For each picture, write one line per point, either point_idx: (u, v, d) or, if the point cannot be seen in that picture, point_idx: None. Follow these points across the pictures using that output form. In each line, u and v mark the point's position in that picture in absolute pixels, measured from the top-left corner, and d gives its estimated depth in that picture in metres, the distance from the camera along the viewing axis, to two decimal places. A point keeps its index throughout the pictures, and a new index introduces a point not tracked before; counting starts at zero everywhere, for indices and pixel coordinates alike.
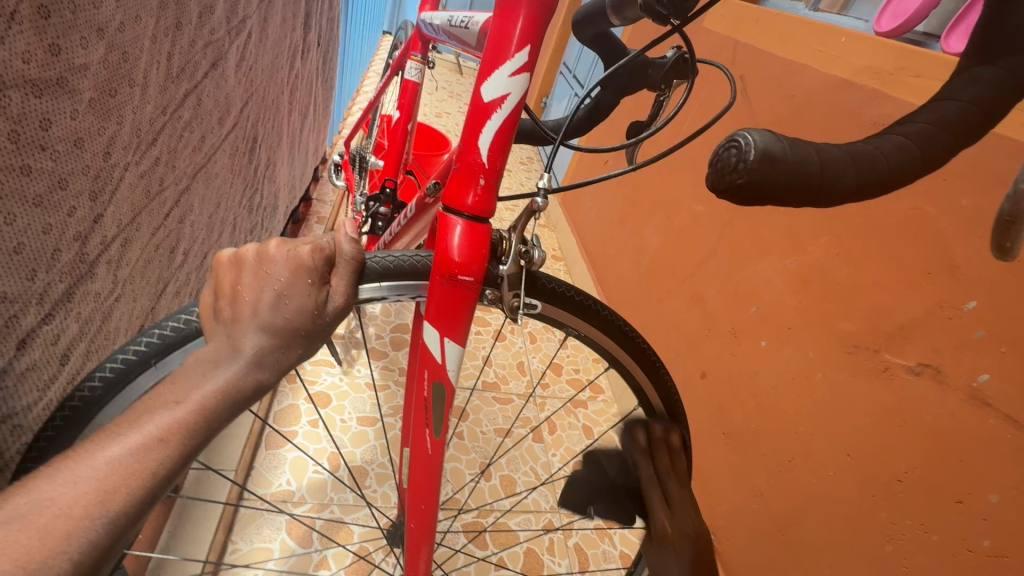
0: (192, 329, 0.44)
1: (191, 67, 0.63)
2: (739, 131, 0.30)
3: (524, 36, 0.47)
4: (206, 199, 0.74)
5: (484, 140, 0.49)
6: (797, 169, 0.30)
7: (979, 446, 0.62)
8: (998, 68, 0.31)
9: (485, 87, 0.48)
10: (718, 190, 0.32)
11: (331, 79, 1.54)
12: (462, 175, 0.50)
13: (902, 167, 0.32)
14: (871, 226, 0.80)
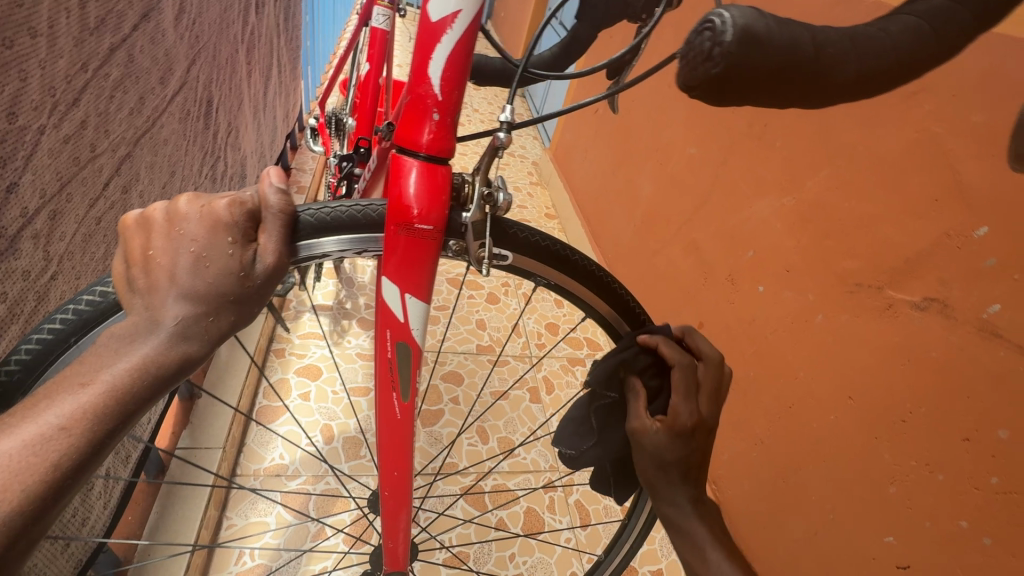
0: (110, 302, 0.41)
1: (115, 18, 0.57)
2: (715, 10, 0.27)
3: None
4: (156, 168, 0.69)
5: (436, 68, 0.45)
6: (779, 50, 0.27)
7: (989, 381, 0.58)
8: None
9: (433, 6, 0.44)
10: (694, 81, 0.29)
11: (297, 38, 1.46)
12: (414, 110, 0.46)
13: (908, 49, 0.30)
14: (874, 154, 0.74)
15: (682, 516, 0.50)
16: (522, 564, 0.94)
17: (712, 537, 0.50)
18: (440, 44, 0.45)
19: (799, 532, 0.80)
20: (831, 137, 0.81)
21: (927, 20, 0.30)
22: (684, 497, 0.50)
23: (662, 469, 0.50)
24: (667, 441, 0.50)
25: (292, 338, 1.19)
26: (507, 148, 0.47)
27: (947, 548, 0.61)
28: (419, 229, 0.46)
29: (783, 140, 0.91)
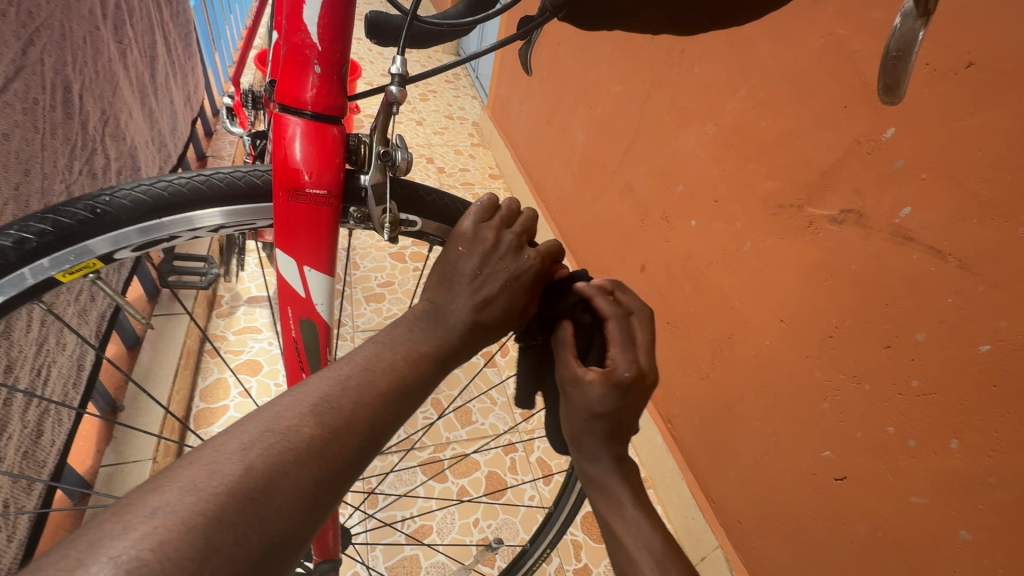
0: None
1: None
2: None
3: None
4: (0, 167, 0.61)
5: (311, 12, 0.37)
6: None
7: (904, 286, 0.58)
8: None
9: None
10: (552, 12, 0.36)
11: (182, 9, 1.32)
12: (290, 61, 0.38)
13: None
14: (785, 66, 0.71)
15: (608, 498, 0.48)
16: (486, 528, 0.93)
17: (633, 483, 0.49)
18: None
19: (747, 459, 0.81)
20: (745, 55, 0.77)
21: None
22: (606, 455, 0.45)
23: (587, 424, 0.43)
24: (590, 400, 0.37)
25: (225, 336, 1.12)
26: (403, 106, 0.39)
27: (879, 454, 0.62)
28: (313, 196, 0.41)
29: (700, 64, 0.87)
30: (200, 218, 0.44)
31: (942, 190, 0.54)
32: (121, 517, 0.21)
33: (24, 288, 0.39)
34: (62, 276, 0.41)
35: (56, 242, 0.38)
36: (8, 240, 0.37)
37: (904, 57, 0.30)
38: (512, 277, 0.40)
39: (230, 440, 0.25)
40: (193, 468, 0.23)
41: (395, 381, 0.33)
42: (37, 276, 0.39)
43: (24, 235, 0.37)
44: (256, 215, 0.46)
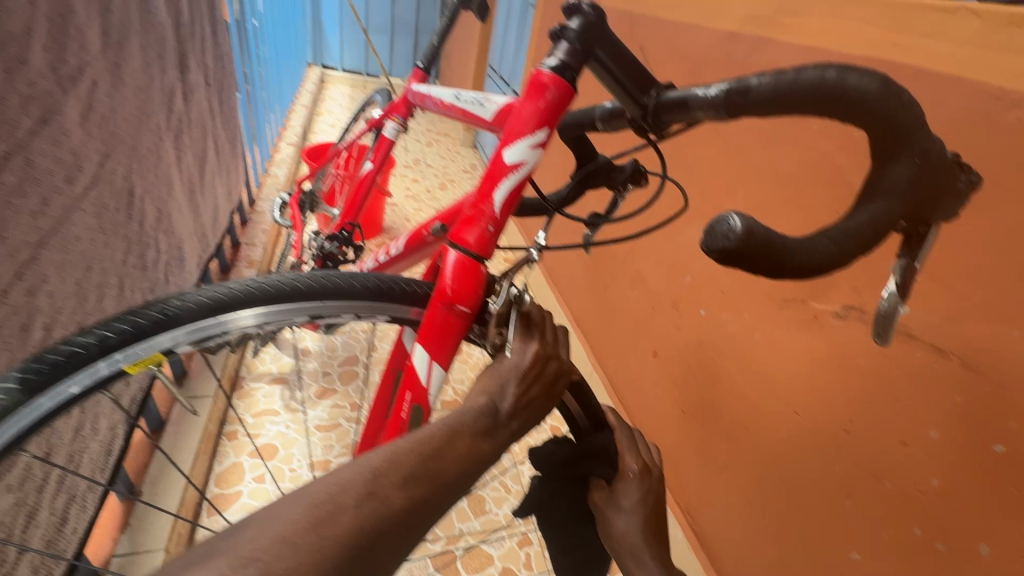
0: None
1: (5, 126, 0.57)
2: (728, 212, 0.32)
3: (546, 118, 0.48)
4: (68, 266, 0.68)
5: (500, 193, 0.48)
6: (777, 246, 0.32)
7: (912, 382, 0.59)
8: (923, 173, 0.36)
9: (506, 150, 0.49)
10: (718, 251, 0.32)
11: (233, 116, 1.48)
12: (470, 217, 0.49)
13: (842, 251, 0.35)
14: (777, 173, 0.78)
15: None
16: None
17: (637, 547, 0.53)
18: (506, 179, 0.48)
19: (772, 558, 0.78)
20: (741, 161, 0.85)
21: (870, 225, 0.36)
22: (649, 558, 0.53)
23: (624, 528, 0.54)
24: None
25: (244, 419, 1.14)
26: (537, 265, 0.52)
27: (908, 559, 0.60)
28: (456, 312, 0.48)
29: (701, 168, 0.94)
30: (240, 317, 0.46)
31: (934, 292, 0.57)
32: (258, 537, 0.27)
33: (97, 379, 0.41)
34: (129, 369, 0.42)
35: (131, 339, 0.41)
36: (93, 338, 0.40)
37: (889, 318, 0.42)
38: (538, 376, 0.49)
39: (345, 495, 0.31)
40: (309, 510, 0.29)
41: (460, 461, 0.39)
42: (110, 369, 0.41)
43: (106, 333, 0.40)
44: (297, 312, 0.49)
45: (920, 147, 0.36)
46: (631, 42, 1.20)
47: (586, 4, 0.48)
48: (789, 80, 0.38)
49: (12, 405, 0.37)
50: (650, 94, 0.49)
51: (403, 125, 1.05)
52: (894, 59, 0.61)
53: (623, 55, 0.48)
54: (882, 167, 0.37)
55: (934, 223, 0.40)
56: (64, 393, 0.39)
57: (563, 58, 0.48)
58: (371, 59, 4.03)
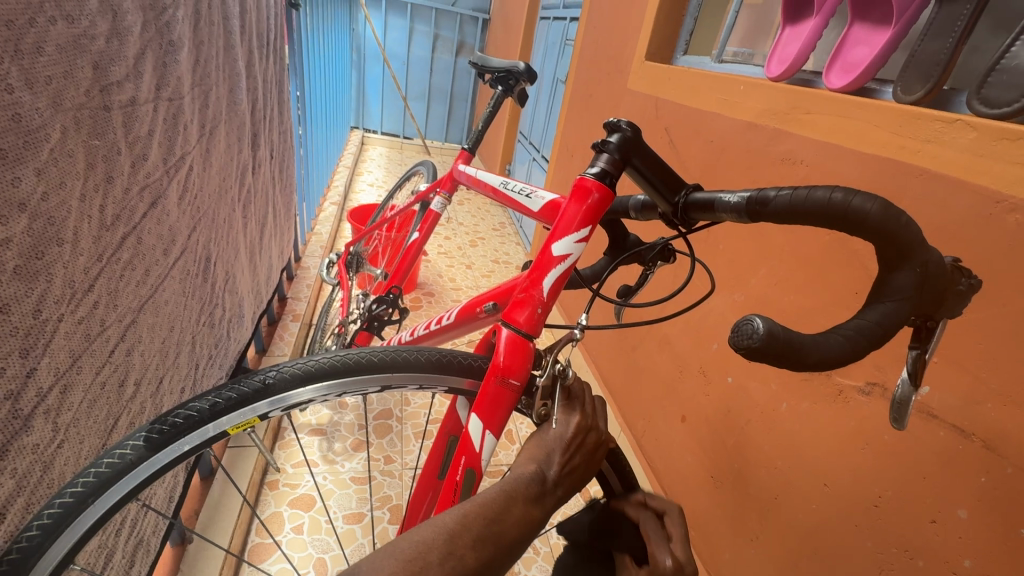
0: (128, 463, 0.44)
1: (128, 212, 0.67)
2: (752, 315, 0.38)
3: (589, 217, 0.56)
4: (157, 327, 0.76)
5: (549, 281, 0.56)
6: (795, 344, 0.38)
7: (937, 460, 0.61)
8: (925, 279, 0.42)
9: (554, 243, 0.57)
10: (747, 347, 0.38)
11: (289, 183, 1.63)
12: (522, 301, 0.56)
13: (855, 347, 0.40)
14: (798, 252, 0.84)
15: None
16: None
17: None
18: (554, 268, 0.56)
19: None
20: (763, 239, 0.91)
21: (880, 323, 0.41)
22: None
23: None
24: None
25: (285, 469, 1.19)
26: (580, 342, 0.58)
27: None
28: (507, 384, 0.54)
29: (725, 242, 1.01)
30: (324, 387, 0.53)
31: (954, 374, 0.60)
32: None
33: (205, 439, 0.48)
34: (231, 431, 0.50)
35: (235, 405, 0.49)
36: (206, 404, 0.48)
37: (905, 403, 0.46)
38: (581, 444, 0.54)
39: (430, 553, 0.37)
40: (404, 564, 0.35)
41: (516, 527, 0.43)
42: (216, 430, 0.49)
43: (216, 399, 0.48)
44: (369, 382, 0.56)
45: (920, 258, 0.41)
46: (657, 123, 1.31)
47: (624, 122, 0.56)
48: (804, 196, 0.44)
49: (138, 459, 0.45)
50: (680, 194, 0.56)
51: (447, 199, 1.16)
52: (902, 158, 0.68)
53: (656, 162, 0.55)
54: (888, 272, 0.43)
55: (940, 319, 0.45)
56: (177, 450, 0.47)
57: (604, 166, 0.56)
58: (409, 123, 4.33)
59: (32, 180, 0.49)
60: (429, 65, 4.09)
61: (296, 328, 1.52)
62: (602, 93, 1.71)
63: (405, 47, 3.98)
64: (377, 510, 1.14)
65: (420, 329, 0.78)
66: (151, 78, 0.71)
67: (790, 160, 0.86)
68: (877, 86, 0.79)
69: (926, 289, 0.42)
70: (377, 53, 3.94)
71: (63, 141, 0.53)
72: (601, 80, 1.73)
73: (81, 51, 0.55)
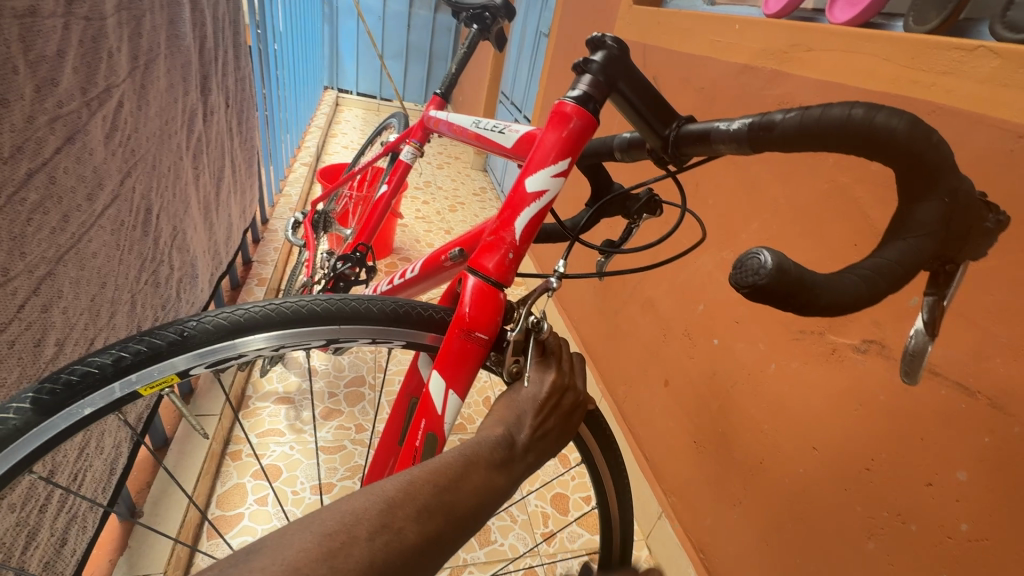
0: (11, 429, 0.36)
1: (34, 144, 0.57)
2: (758, 247, 0.32)
3: (567, 149, 0.49)
4: (83, 282, 0.68)
5: (521, 221, 0.49)
6: (806, 282, 0.32)
7: (937, 420, 0.57)
8: (956, 210, 0.36)
9: (528, 179, 0.50)
10: (752, 284, 0.31)
11: (250, 136, 1.51)
12: (490, 245, 0.49)
13: (871, 290, 0.35)
14: (793, 204, 0.78)
15: None
16: None
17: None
18: (527, 207, 0.49)
19: None
20: (756, 191, 0.85)
21: (901, 262, 0.35)
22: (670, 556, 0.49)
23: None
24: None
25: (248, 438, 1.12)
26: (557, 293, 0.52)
27: None
28: (473, 339, 0.48)
29: (715, 196, 0.95)
30: (255, 341, 0.46)
31: (959, 329, 0.56)
32: (270, 564, 0.26)
33: (110, 401, 0.41)
34: (143, 391, 0.43)
35: (145, 360, 0.42)
36: (108, 358, 0.40)
37: (917, 356, 0.41)
38: (556, 406, 0.48)
39: (358, 526, 0.30)
40: (321, 539, 0.29)
41: (474, 497, 0.37)
42: (124, 390, 0.41)
43: (122, 353, 0.41)
44: (312, 336, 0.49)
45: (949, 185, 0.35)
46: (644, 72, 1.22)
47: (609, 39, 0.49)
48: (816, 115, 0.38)
49: (25, 425, 0.37)
50: (672, 126, 0.49)
51: (418, 149, 1.08)
52: (912, 94, 0.61)
53: (645, 87, 0.49)
54: (909, 205, 0.37)
55: (961, 261, 0.39)
56: (75, 414, 0.40)
57: (586, 89, 0.49)
58: (386, 84, 4.13)
59: None
60: (406, 21, 3.88)
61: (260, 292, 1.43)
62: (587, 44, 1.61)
63: (380, 1, 3.76)
64: (346, 480, 1.09)
65: (383, 285, 0.71)
66: None
67: (787, 103, 0.79)
68: (884, 21, 0.73)
69: (955, 222, 0.36)
70: (350, 6, 3.71)
71: None
72: (585, 30, 1.63)
73: None
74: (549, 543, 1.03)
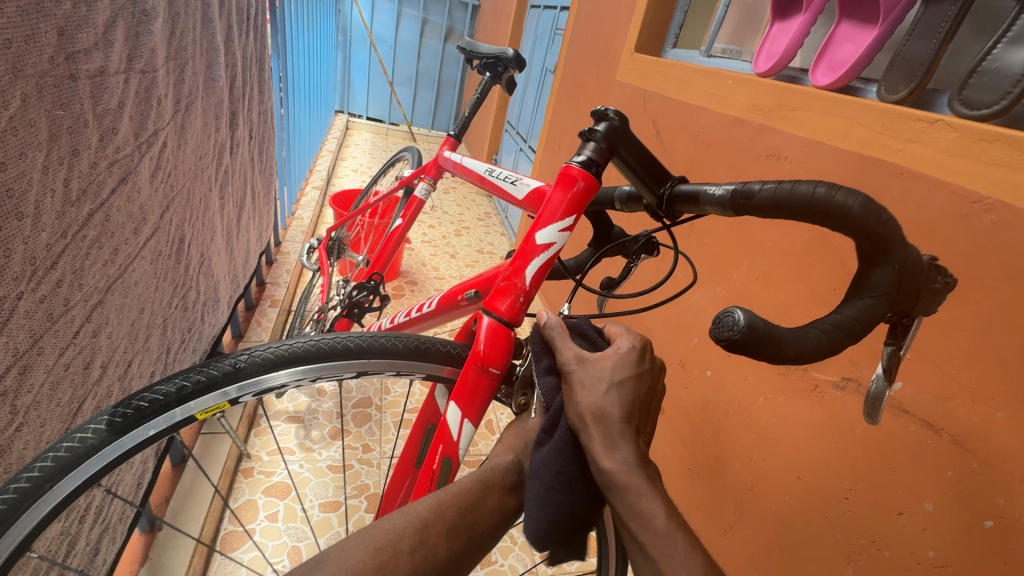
0: (89, 447, 0.43)
1: (95, 187, 0.64)
2: (732, 307, 0.38)
3: (573, 206, 0.56)
4: (126, 308, 0.74)
5: (532, 269, 0.55)
6: (775, 337, 0.38)
7: (908, 455, 0.62)
8: (908, 275, 0.42)
9: (538, 232, 0.56)
10: (728, 337, 0.37)
11: (269, 165, 1.59)
12: (504, 290, 0.55)
13: (831, 342, 0.40)
14: (780, 248, 0.84)
15: None
16: None
17: (611, 422, 0.48)
18: (537, 256, 0.55)
19: None
20: (746, 234, 0.92)
21: (857, 318, 0.41)
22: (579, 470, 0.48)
23: (604, 401, 0.49)
24: (660, 553, 0.44)
25: (261, 456, 1.17)
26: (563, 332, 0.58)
27: None
28: (487, 372, 0.53)
29: (709, 237, 1.01)
30: (296, 372, 0.53)
31: (925, 371, 0.62)
32: None
33: (171, 423, 0.48)
34: (199, 416, 0.49)
35: (203, 389, 0.48)
36: (173, 387, 0.47)
37: (877, 400, 0.47)
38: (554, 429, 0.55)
39: (401, 542, 0.42)
40: None
41: None
42: (183, 414, 0.48)
43: (184, 382, 0.48)
44: (344, 368, 0.56)
45: (898, 255, 0.41)
46: (644, 116, 1.30)
47: (612, 111, 0.56)
48: (788, 190, 0.44)
49: (99, 443, 0.44)
50: (665, 186, 0.55)
51: (432, 185, 1.15)
52: (884, 157, 0.68)
53: (642, 152, 0.55)
54: (867, 269, 0.43)
55: (915, 316, 0.45)
56: (142, 434, 0.46)
57: (590, 155, 0.55)
58: (395, 109, 4.26)
59: None
60: (417, 50, 4.02)
61: (273, 314, 1.49)
62: (591, 84, 1.70)
63: (393, 31, 3.91)
64: (354, 499, 1.13)
65: (400, 317, 0.77)
66: (123, 47, 0.68)
67: (775, 156, 0.86)
68: (862, 85, 0.80)
69: (906, 284, 0.42)
70: (363, 35, 3.86)
71: (24, 110, 0.50)
72: (590, 71, 1.72)
73: (45, 16, 0.52)
74: (548, 564, 1.07)
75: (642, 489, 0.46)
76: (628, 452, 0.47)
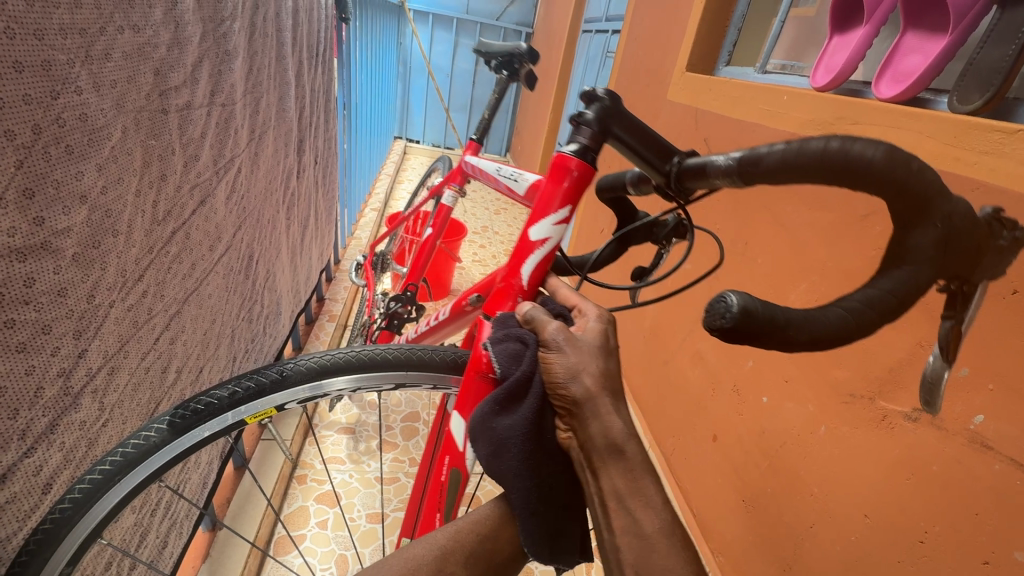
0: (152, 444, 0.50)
1: (178, 209, 0.71)
2: (726, 290, 0.35)
3: (566, 198, 0.59)
4: (200, 319, 0.80)
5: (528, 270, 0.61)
6: (779, 321, 0.34)
7: (992, 497, 0.56)
8: (956, 230, 0.34)
9: (533, 229, 0.60)
10: (721, 321, 0.34)
11: (332, 188, 1.70)
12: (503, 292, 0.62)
13: (856, 318, 0.35)
14: (840, 269, 0.80)
15: None
16: None
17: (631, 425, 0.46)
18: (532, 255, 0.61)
19: None
20: (804, 254, 0.88)
21: (892, 290, 0.35)
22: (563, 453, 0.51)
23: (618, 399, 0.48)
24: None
25: (315, 464, 1.22)
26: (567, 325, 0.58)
27: None
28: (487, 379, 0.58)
29: (765, 257, 0.97)
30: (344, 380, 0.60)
31: (1012, 403, 0.56)
32: None
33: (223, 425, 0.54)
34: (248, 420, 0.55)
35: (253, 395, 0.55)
36: (225, 393, 0.54)
37: (935, 386, 0.40)
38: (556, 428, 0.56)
39: None
40: None
41: None
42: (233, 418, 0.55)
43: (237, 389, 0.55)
44: (383, 379, 0.62)
45: (940, 210, 0.34)
46: (697, 134, 1.28)
47: (602, 91, 0.56)
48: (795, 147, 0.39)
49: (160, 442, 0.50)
50: (671, 162, 0.53)
51: (458, 192, 1.20)
52: (958, 170, 0.64)
53: (638, 130, 0.54)
54: (904, 232, 0.36)
55: (977, 282, 0.36)
56: (198, 434, 0.53)
57: (582, 141, 0.56)
58: (450, 133, 4.43)
59: (93, 175, 0.52)
60: (472, 77, 4.18)
61: (331, 328, 1.57)
62: (642, 103, 1.69)
63: (449, 60, 4.09)
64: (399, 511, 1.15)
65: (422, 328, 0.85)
66: (207, 84, 0.76)
67: None
68: (932, 96, 0.75)
69: (952, 244, 0.34)
70: (422, 65, 4.07)
71: (123, 140, 0.56)
72: (641, 91, 1.72)
73: (144, 59, 0.59)
74: None
75: (653, 492, 0.45)
76: (620, 468, 0.45)
